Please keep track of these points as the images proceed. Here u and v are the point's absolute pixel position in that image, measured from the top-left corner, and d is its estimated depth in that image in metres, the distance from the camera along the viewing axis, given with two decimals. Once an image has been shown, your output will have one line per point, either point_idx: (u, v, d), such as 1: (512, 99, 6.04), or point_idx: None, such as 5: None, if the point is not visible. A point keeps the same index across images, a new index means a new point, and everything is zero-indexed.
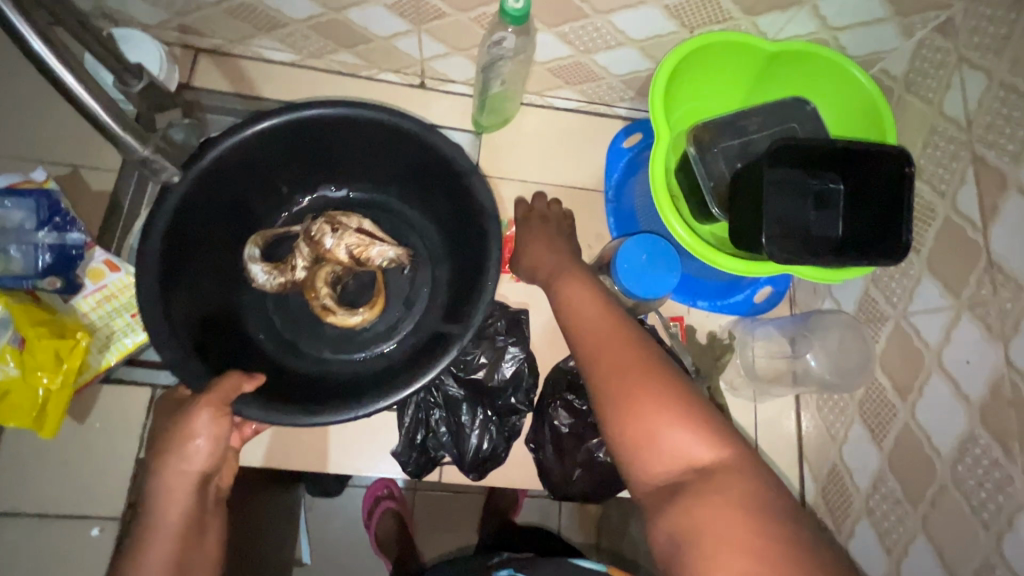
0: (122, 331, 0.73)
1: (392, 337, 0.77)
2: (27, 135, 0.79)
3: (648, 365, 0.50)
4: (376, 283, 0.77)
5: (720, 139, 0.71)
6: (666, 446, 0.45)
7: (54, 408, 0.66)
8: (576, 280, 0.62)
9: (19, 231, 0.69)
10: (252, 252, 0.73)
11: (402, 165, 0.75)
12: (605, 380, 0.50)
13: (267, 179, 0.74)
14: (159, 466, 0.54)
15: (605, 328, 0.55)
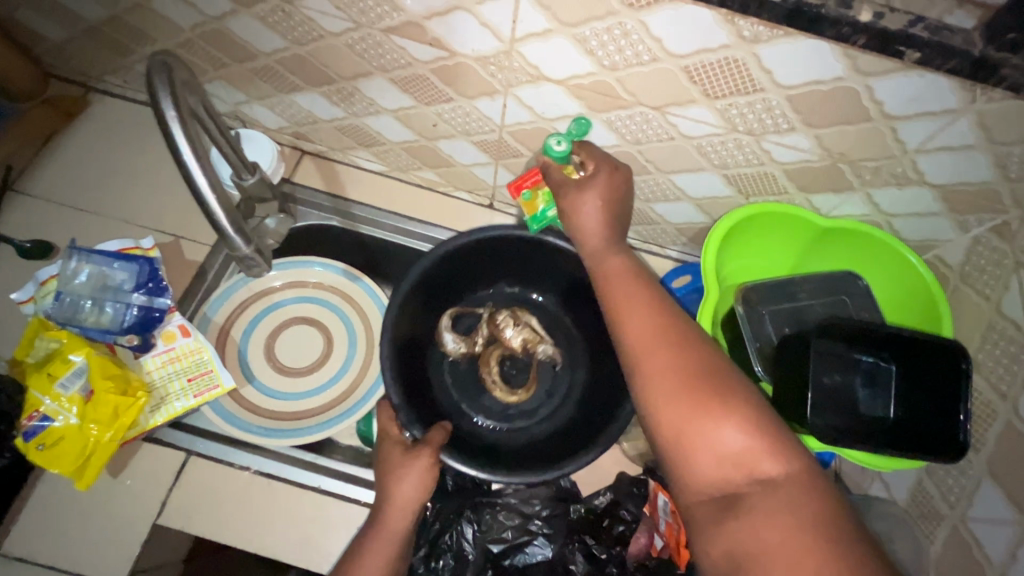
0: (175, 393, 0.77)
1: (534, 419, 0.87)
2: (145, 204, 0.92)
3: (708, 376, 0.52)
4: (530, 371, 0.89)
5: (769, 301, 0.74)
6: (714, 450, 0.49)
7: (96, 460, 0.70)
8: (622, 275, 0.63)
9: (117, 291, 0.77)
10: (446, 322, 0.86)
11: (570, 287, 0.86)
12: (670, 386, 0.52)
13: (465, 277, 0.87)
14: (388, 486, 0.67)
15: (652, 342, 0.56)
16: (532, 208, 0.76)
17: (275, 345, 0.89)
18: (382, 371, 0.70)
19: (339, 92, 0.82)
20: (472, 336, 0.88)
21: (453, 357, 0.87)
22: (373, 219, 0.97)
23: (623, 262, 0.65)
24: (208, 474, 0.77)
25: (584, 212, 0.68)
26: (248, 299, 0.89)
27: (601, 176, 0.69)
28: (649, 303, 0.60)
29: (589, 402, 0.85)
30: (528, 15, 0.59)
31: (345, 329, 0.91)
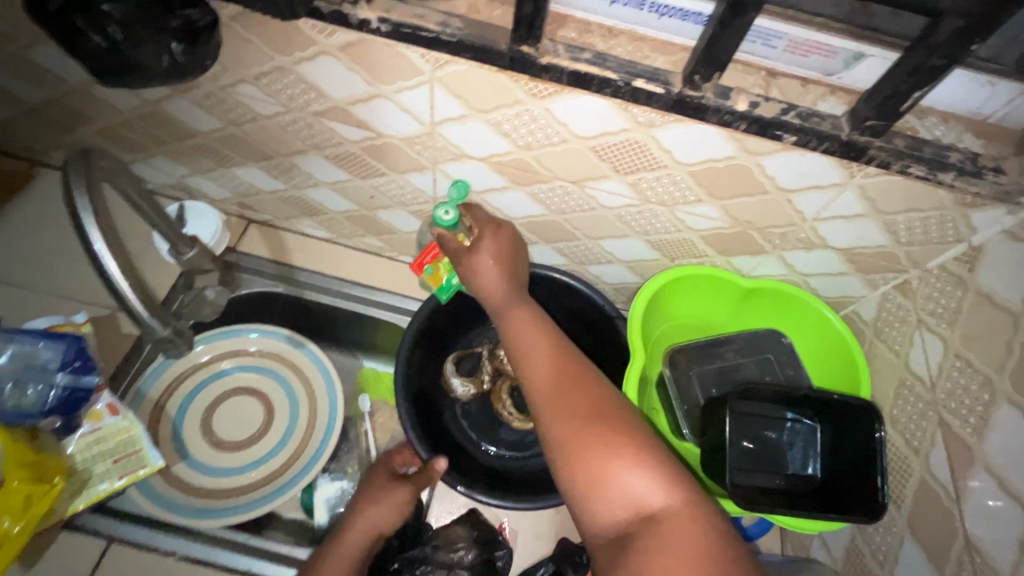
0: (98, 475, 0.75)
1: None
2: (83, 277, 0.91)
3: (606, 415, 0.55)
4: None
5: (694, 361, 0.77)
6: (614, 490, 0.52)
7: (2, 557, 0.66)
8: (522, 319, 0.65)
9: (39, 371, 0.74)
10: (450, 367, 0.86)
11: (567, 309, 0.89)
12: (569, 427, 0.55)
13: (460, 317, 0.88)
14: (361, 510, 0.71)
15: (554, 389, 0.59)
16: (437, 280, 0.79)
17: (213, 417, 0.88)
18: (403, 427, 0.72)
19: (279, 167, 0.84)
20: (477, 374, 0.87)
21: (465, 399, 0.87)
22: (318, 284, 0.98)
23: (522, 309, 0.67)
24: (130, 559, 0.74)
25: (484, 263, 0.70)
26: (188, 371, 0.88)
27: (486, 238, 0.72)
28: (551, 347, 0.62)
29: None
30: (445, 103, 0.63)
31: (286, 397, 0.90)
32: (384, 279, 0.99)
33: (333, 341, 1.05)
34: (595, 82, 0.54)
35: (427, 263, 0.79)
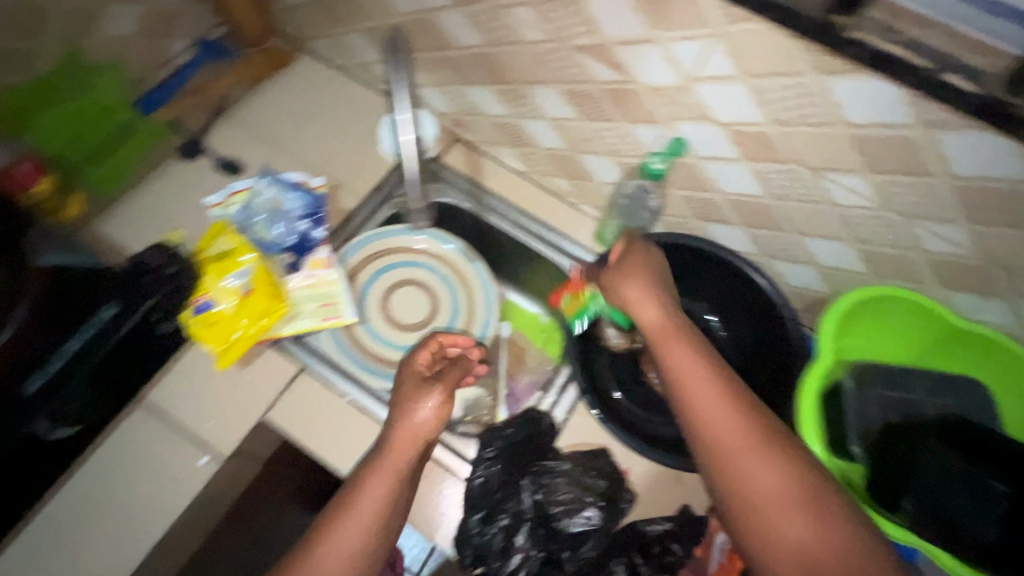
0: (305, 313, 0.88)
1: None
2: (319, 150, 1.06)
3: (768, 476, 0.55)
4: None
5: (878, 382, 0.73)
6: (805, 557, 0.51)
7: (238, 349, 0.81)
8: (680, 348, 0.66)
9: (287, 214, 0.89)
10: (609, 317, 0.91)
11: (735, 300, 0.89)
12: (732, 485, 0.57)
13: None
14: (404, 412, 0.75)
15: (730, 437, 0.58)
16: (571, 308, 0.88)
17: (389, 299, 0.99)
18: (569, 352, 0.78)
19: (511, 92, 0.91)
20: (633, 332, 0.91)
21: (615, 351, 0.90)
22: (503, 210, 1.05)
23: (682, 346, 0.66)
24: (314, 389, 0.85)
25: (632, 291, 0.73)
26: (381, 252, 1.01)
27: (638, 262, 0.75)
28: (716, 390, 0.62)
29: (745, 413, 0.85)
30: (716, 59, 0.64)
31: (451, 302, 1.00)
32: (560, 222, 1.04)
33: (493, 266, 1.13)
34: (901, 65, 0.53)
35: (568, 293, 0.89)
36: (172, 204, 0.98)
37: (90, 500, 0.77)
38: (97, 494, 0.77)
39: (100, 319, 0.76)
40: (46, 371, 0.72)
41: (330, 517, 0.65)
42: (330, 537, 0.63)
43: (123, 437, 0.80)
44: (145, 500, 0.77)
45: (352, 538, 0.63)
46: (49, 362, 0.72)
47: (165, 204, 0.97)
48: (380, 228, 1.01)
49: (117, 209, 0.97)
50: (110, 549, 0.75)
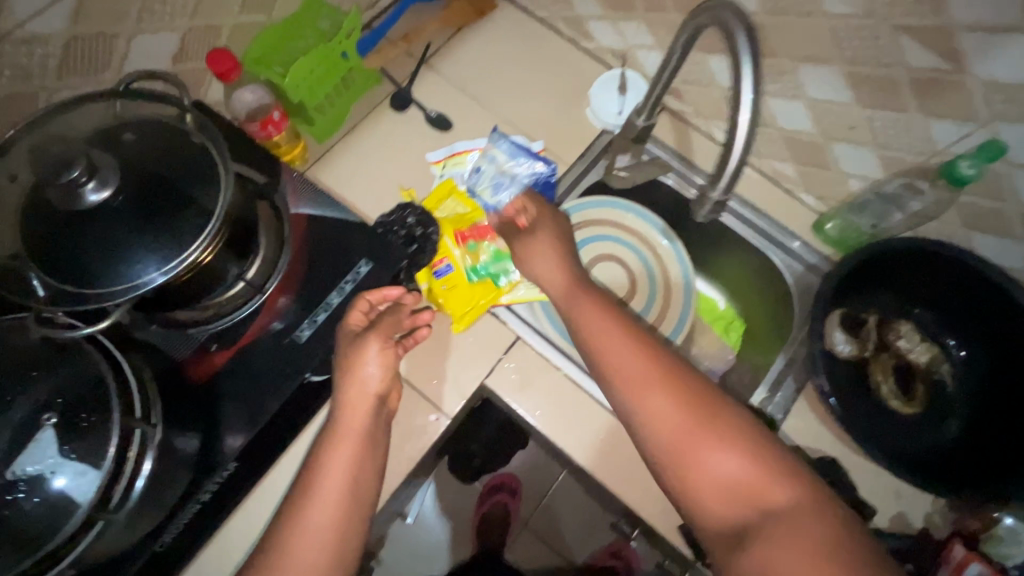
0: (525, 282, 0.88)
1: (919, 438, 0.83)
2: (525, 109, 1.00)
3: (673, 424, 0.61)
4: (917, 386, 0.85)
5: None
6: (732, 483, 0.58)
7: (473, 314, 0.84)
8: (587, 298, 0.74)
9: (515, 179, 0.90)
10: (836, 321, 0.86)
11: (982, 317, 0.80)
12: (663, 462, 0.61)
13: (866, 281, 0.86)
14: (342, 388, 0.70)
15: (659, 398, 0.62)
16: (474, 257, 0.87)
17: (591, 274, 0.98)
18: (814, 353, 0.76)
19: (772, 68, 0.82)
20: (862, 338, 0.87)
21: (840, 357, 0.86)
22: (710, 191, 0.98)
23: (598, 308, 0.72)
24: (533, 359, 0.84)
25: (547, 238, 0.82)
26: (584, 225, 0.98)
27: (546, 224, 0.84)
28: (622, 327, 0.70)
29: (984, 438, 0.79)
30: None
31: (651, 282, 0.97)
32: (776, 211, 0.96)
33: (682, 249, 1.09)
34: None
35: (471, 239, 0.88)
36: (381, 152, 0.94)
37: None
38: None
39: (360, 272, 0.78)
40: (314, 320, 0.75)
41: (290, 517, 0.63)
42: (301, 531, 0.62)
43: None
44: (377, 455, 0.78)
45: (313, 531, 0.62)
46: (316, 312, 0.76)
47: (374, 152, 0.94)
48: (588, 199, 0.99)
49: (329, 155, 0.93)
50: None
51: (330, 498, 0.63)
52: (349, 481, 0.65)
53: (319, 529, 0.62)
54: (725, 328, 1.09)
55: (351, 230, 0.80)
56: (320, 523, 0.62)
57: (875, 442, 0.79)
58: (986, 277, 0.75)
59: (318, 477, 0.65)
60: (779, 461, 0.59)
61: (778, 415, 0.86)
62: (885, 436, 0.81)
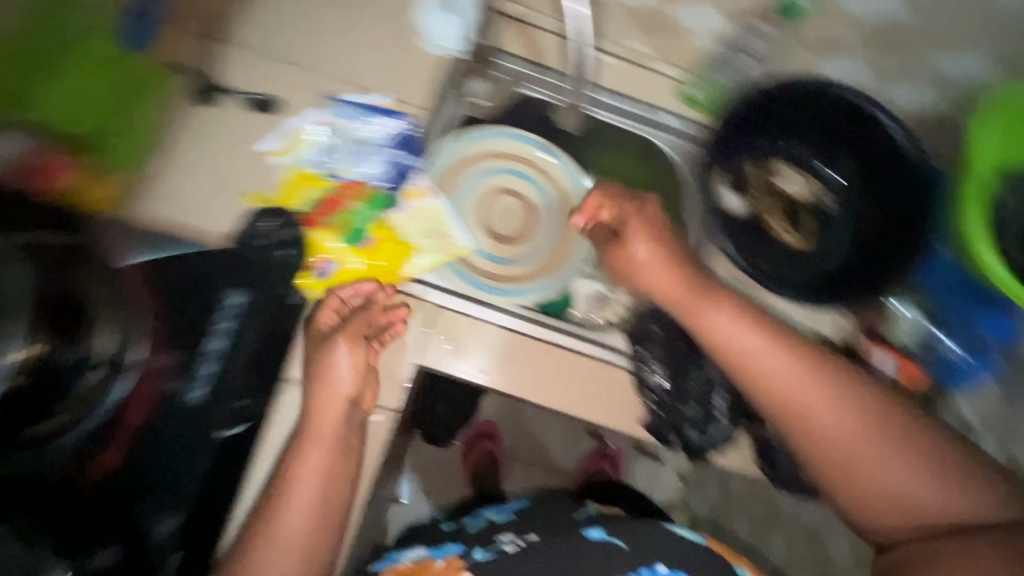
0: (426, 249, 0.81)
1: (821, 263, 0.88)
2: (352, 56, 0.84)
3: (847, 435, 0.67)
4: (805, 218, 0.90)
5: (1013, 188, 0.75)
6: (853, 463, 0.66)
7: (379, 302, 0.77)
8: (722, 308, 0.74)
9: (373, 147, 0.83)
10: (720, 182, 0.90)
11: (847, 137, 0.86)
12: (790, 425, 0.69)
13: (743, 136, 0.88)
14: (315, 388, 0.72)
15: (835, 415, 0.67)
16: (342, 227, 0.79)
17: (482, 212, 0.92)
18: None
19: None
20: (748, 190, 0.90)
21: (737, 214, 0.88)
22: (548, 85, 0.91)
23: (727, 311, 0.73)
24: (458, 320, 0.80)
25: (642, 219, 0.79)
26: (460, 163, 0.90)
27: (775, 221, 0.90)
28: (792, 364, 0.70)
29: (870, 245, 0.86)
30: None
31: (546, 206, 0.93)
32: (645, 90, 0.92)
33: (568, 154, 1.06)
34: None
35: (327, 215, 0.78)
36: (207, 158, 0.78)
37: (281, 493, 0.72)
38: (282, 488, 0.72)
39: (234, 305, 0.74)
40: (201, 376, 0.72)
41: (271, 509, 0.67)
42: (287, 512, 0.67)
43: (287, 419, 0.73)
44: None
45: (303, 513, 0.67)
46: (198, 367, 0.72)
47: (199, 160, 0.78)
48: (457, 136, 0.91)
49: (145, 180, 0.75)
50: None
51: (301, 507, 0.67)
52: (320, 483, 0.68)
53: (291, 535, 0.66)
54: None
55: (207, 267, 0.74)
56: (292, 530, 0.66)
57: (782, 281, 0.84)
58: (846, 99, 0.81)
59: (285, 491, 0.68)
60: (846, 388, 0.68)
61: None
62: (790, 271, 0.87)
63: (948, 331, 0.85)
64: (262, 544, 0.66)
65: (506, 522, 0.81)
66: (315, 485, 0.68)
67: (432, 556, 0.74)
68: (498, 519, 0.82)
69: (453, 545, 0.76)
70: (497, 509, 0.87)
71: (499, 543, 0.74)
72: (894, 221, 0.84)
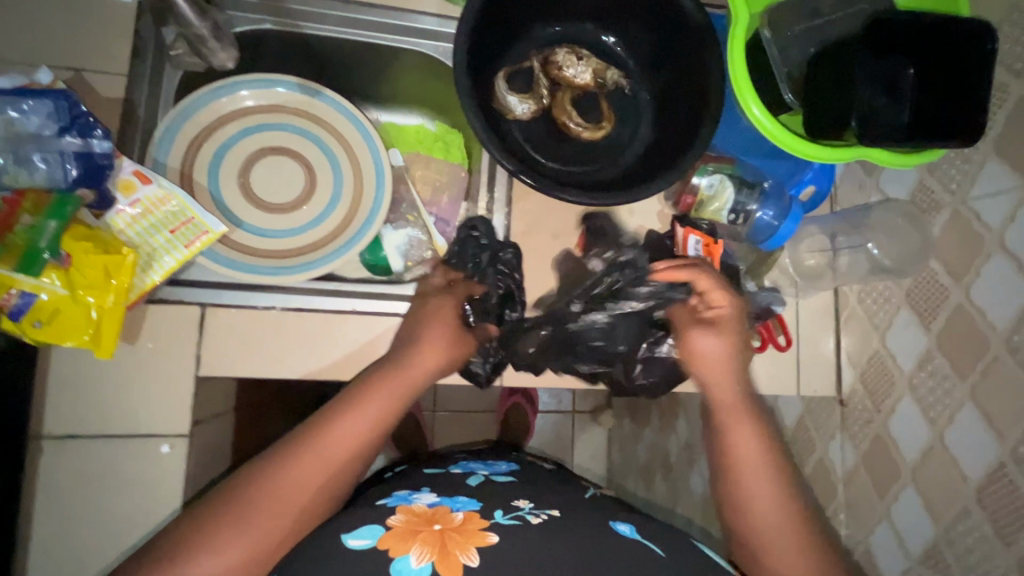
0: (162, 248, 0.68)
1: (625, 150, 0.83)
2: (15, 31, 0.70)
3: (767, 513, 0.61)
4: (601, 104, 0.82)
5: (796, 20, 0.67)
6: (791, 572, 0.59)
7: (109, 328, 0.63)
8: (745, 421, 0.66)
9: (36, 138, 0.62)
10: (502, 85, 0.77)
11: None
12: (747, 537, 0.61)
13: (507, 27, 0.77)
14: (381, 371, 0.67)
15: (774, 500, 0.61)
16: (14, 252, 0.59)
17: (251, 181, 0.81)
18: (480, 139, 0.68)
19: None
20: (534, 90, 0.80)
21: (523, 119, 0.80)
22: (342, 20, 0.83)
23: (741, 383, 0.68)
24: (235, 319, 0.73)
25: (715, 294, 0.69)
26: (202, 132, 0.77)
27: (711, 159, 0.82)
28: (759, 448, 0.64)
29: (666, 117, 0.81)
30: None
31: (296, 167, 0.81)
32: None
33: (350, 90, 0.93)
34: None
35: None
36: None
37: (74, 550, 0.67)
38: (73, 543, 0.67)
39: None
40: None
41: (252, 474, 0.57)
42: (278, 476, 0.56)
43: (57, 472, 0.67)
44: (137, 515, 0.69)
45: (308, 473, 0.57)
46: None
47: None
48: (181, 101, 0.76)
49: None
50: None
51: (277, 510, 0.55)
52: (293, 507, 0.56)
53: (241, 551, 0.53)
54: (444, 147, 0.96)
55: None
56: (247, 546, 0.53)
57: (582, 181, 0.78)
58: None
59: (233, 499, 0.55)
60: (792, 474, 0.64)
61: (506, 209, 0.82)
62: (593, 168, 0.81)
63: (761, 195, 0.78)
64: (233, 516, 0.54)
65: (485, 482, 0.67)
66: (289, 495, 0.56)
67: (449, 505, 0.59)
68: (479, 477, 0.70)
69: (467, 499, 0.61)
70: (485, 466, 0.75)
71: (517, 510, 0.59)
72: (682, 84, 0.77)
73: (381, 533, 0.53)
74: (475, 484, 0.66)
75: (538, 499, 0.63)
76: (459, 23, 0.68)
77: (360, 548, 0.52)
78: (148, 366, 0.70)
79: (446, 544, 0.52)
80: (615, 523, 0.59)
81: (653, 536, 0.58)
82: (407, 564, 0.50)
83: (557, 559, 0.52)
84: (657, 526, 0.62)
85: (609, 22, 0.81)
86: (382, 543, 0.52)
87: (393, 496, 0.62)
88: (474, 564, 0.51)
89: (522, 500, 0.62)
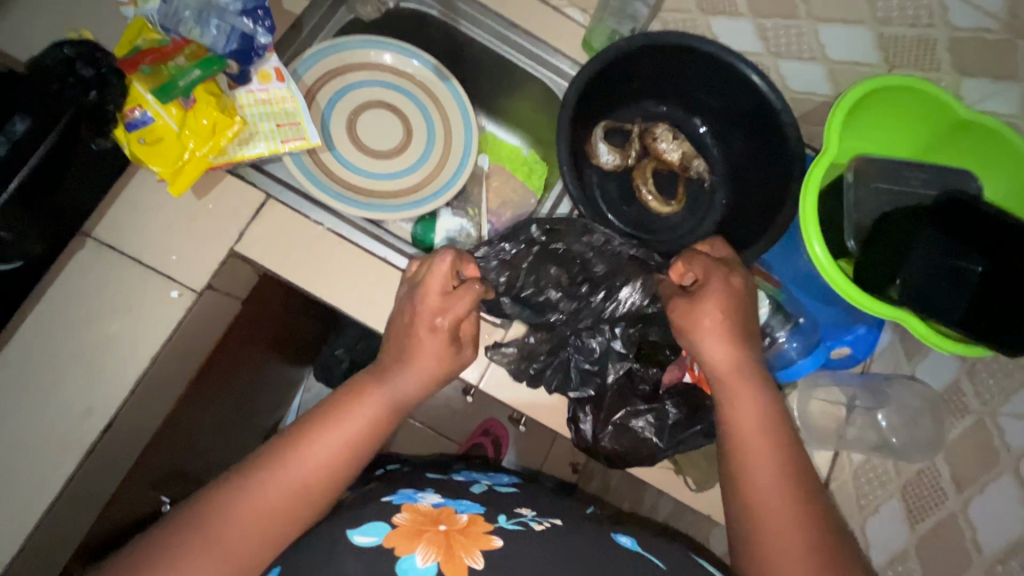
0: (263, 135, 0.78)
1: (682, 233, 0.87)
2: None
3: (785, 504, 0.53)
4: (678, 187, 0.88)
5: (882, 177, 0.71)
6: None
7: (188, 172, 0.72)
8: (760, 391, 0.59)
9: (221, 9, 0.73)
10: (599, 132, 0.84)
11: (730, 107, 0.83)
12: (751, 530, 0.54)
13: (624, 89, 0.85)
14: (344, 396, 0.60)
15: (784, 499, 0.53)
16: (157, 80, 0.72)
17: (358, 122, 0.91)
18: (559, 162, 0.74)
19: None
20: (624, 148, 0.86)
21: (606, 169, 0.86)
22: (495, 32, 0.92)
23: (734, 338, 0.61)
24: (285, 219, 0.78)
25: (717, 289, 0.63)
26: (341, 69, 0.89)
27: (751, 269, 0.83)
28: (773, 417, 0.58)
29: (731, 221, 0.85)
30: None
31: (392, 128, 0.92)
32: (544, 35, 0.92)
33: (471, 89, 1.02)
34: None
35: (145, 62, 0.72)
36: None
37: (59, 342, 0.73)
38: (61, 335, 0.73)
39: (15, 131, 0.62)
40: None
41: (218, 489, 0.54)
42: (236, 502, 0.52)
43: (80, 269, 0.74)
44: (119, 339, 0.74)
45: (262, 504, 0.53)
46: None
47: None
48: (337, 39, 0.88)
49: None
50: (89, 384, 0.72)
51: (242, 532, 0.51)
52: (263, 529, 0.52)
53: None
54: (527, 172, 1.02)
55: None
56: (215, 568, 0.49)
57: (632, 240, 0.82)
58: (731, 65, 0.76)
59: (203, 526, 0.51)
60: (801, 454, 0.57)
61: None
62: (646, 235, 0.85)
63: (793, 327, 0.78)
64: (190, 549, 0.50)
65: (490, 490, 0.63)
66: (254, 523, 0.52)
67: (454, 508, 0.55)
68: (483, 485, 0.65)
69: (472, 503, 0.57)
70: (488, 477, 0.70)
71: (520, 516, 0.55)
72: (756, 198, 0.82)
73: (388, 531, 0.50)
74: (478, 491, 0.62)
75: (542, 510, 0.59)
76: (587, 64, 0.76)
77: (367, 544, 0.49)
78: (192, 219, 0.76)
79: (452, 545, 0.48)
80: (616, 534, 0.56)
81: (654, 550, 0.54)
82: (413, 563, 0.46)
83: (533, 558, 0.48)
84: (655, 539, 0.57)
85: (713, 123, 0.88)
86: (388, 542, 0.49)
87: (398, 494, 0.59)
88: (479, 568, 0.46)
89: (524, 509, 0.58)
